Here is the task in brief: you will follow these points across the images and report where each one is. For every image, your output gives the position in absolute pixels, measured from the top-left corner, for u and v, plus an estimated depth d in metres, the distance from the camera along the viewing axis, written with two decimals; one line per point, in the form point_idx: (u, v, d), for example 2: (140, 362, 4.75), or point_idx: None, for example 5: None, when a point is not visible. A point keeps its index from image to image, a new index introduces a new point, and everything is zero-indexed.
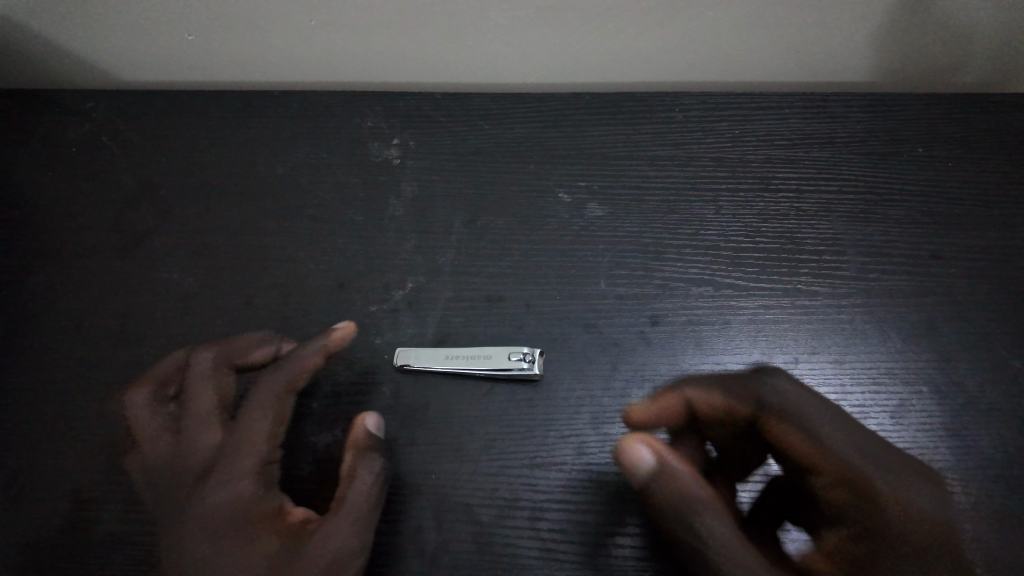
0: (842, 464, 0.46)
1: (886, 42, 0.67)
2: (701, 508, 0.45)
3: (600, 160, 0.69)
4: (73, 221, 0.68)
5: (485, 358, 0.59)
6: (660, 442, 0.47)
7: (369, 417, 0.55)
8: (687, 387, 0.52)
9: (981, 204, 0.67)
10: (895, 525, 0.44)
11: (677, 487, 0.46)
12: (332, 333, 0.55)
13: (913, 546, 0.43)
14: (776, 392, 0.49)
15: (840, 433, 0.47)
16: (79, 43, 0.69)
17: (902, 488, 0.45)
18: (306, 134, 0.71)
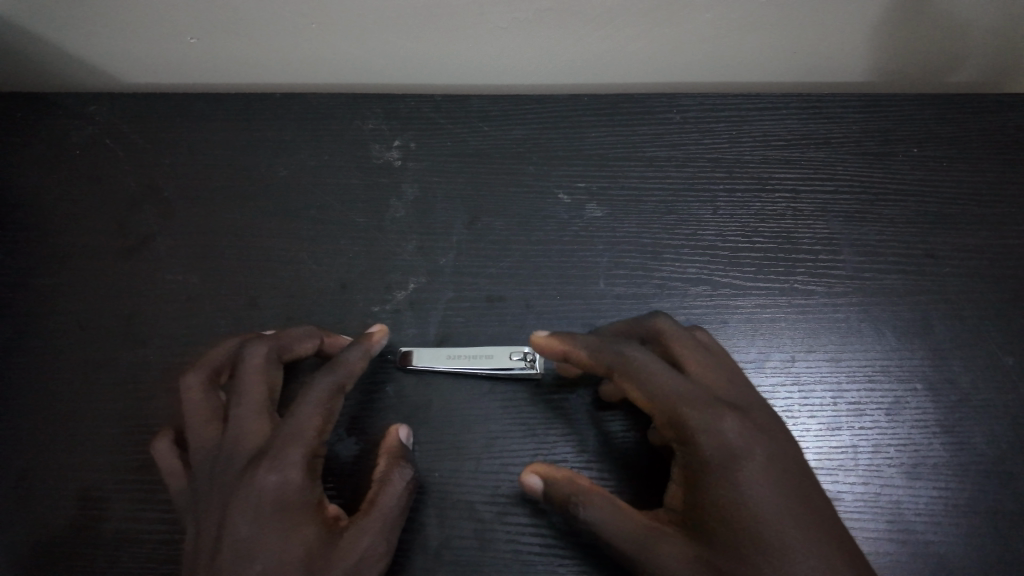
0: (663, 408, 0.48)
1: (881, 43, 0.67)
2: (575, 505, 0.48)
3: (599, 160, 0.70)
4: (77, 223, 0.68)
5: (486, 358, 0.59)
6: (540, 467, 0.53)
7: (402, 429, 0.55)
8: (571, 344, 0.54)
9: (975, 204, 0.68)
10: (711, 458, 0.46)
11: (557, 497, 0.50)
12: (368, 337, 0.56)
13: (728, 473, 0.45)
14: (621, 352, 0.51)
15: (659, 375, 0.49)
16: (82, 46, 0.69)
17: (712, 420, 0.47)
18: (308, 136, 0.71)
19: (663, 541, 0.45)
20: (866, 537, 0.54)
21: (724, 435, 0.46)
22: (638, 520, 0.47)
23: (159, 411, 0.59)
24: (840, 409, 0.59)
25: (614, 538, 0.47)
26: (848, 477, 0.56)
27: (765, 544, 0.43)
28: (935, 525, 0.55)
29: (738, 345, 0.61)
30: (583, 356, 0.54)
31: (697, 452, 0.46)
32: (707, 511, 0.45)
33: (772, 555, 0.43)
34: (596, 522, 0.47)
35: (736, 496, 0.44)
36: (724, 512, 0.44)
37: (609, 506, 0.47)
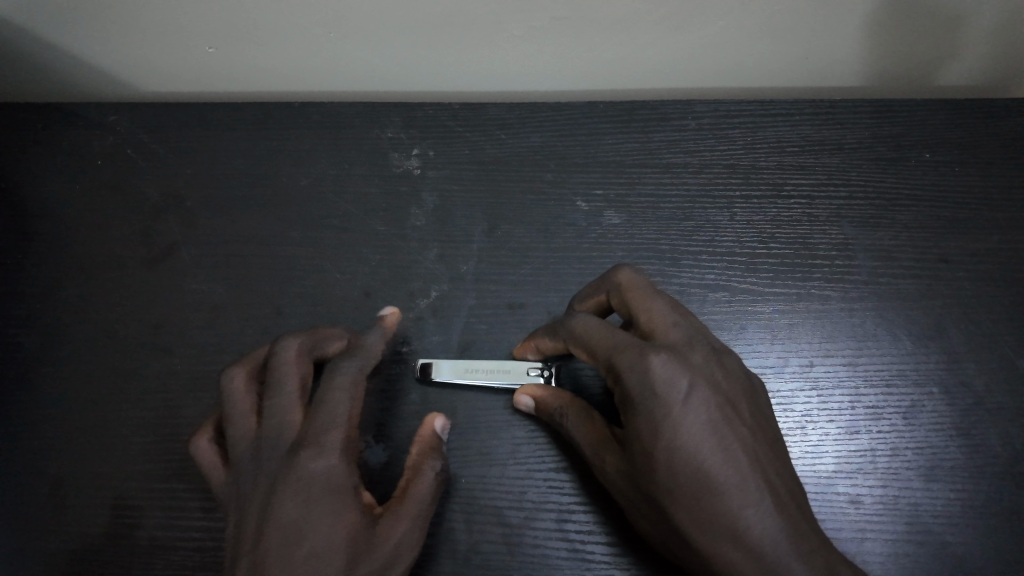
0: (599, 361, 0.51)
1: (894, 50, 0.68)
2: (556, 416, 0.55)
3: (616, 168, 0.71)
4: (102, 233, 0.69)
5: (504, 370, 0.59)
6: (532, 384, 0.58)
7: (438, 417, 0.57)
8: (537, 334, 0.59)
9: (986, 209, 0.69)
10: (631, 399, 0.47)
11: (546, 409, 0.56)
12: (383, 321, 0.60)
13: (645, 413, 0.46)
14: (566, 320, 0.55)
15: (594, 333, 0.51)
16: (102, 57, 0.69)
17: (637, 360, 0.47)
18: (327, 145, 0.72)
19: (610, 464, 0.51)
20: (885, 539, 0.55)
21: (641, 377, 0.47)
22: (598, 440, 0.52)
23: (189, 419, 0.60)
24: (858, 413, 0.60)
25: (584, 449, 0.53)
26: (867, 480, 0.57)
27: (674, 479, 0.45)
28: (953, 526, 0.56)
29: (757, 350, 0.62)
30: (546, 340, 0.58)
31: (622, 395, 0.48)
32: (630, 445, 0.48)
33: (684, 487, 0.45)
34: (572, 431, 0.54)
35: (649, 433, 0.46)
36: (641, 449, 0.47)
37: (582, 418, 0.53)
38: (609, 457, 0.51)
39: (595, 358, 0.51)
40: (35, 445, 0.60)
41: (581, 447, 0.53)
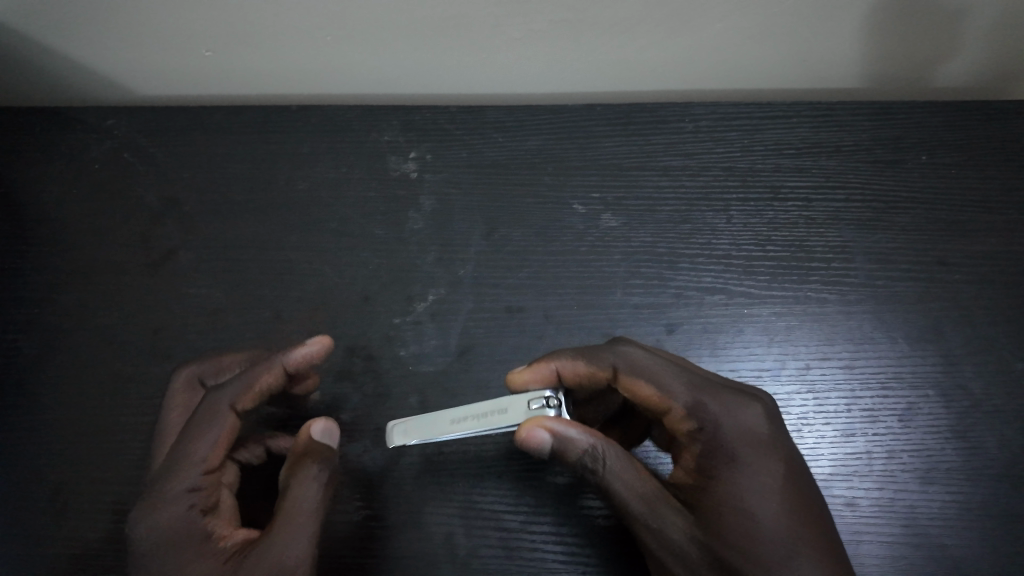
0: (677, 403, 0.51)
1: (893, 53, 0.68)
2: (587, 452, 0.50)
3: (614, 170, 0.71)
4: (101, 238, 0.70)
5: (504, 408, 0.51)
6: (551, 418, 0.50)
7: (316, 422, 0.52)
8: (556, 360, 0.55)
9: (984, 211, 0.69)
10: (723, 446, 0.49)
11: (566, 444, 0.50)
12: (300, 348, 0.54)
13: (744, 455, 0.49)
14: (619, 357, 0.54)
15: (673, 373, 0.53)
16: (100, 62, 0.69)
17: (734, 407, 0.51)
18: (325, 149, 0.72)
19: (671, 522, 0.48)
20: (882, 541, 0.56)
21: (736, 423, 0.50)
22: (646, 491, 0.49)
23: None
24: (854, 416, 0.60)
25: (624, 501, 0.49)
26: (864, 482, 0.58)
27: (770, 524, 0.47)
28: (950, 528, 0.56)
29: (754, 354, 0.63)
30: (582, 369, 0.54)
31: (710, 442, 0.50)
32: (718, 496, 0.48)
33: (772, 528, 0.47)
34: (609, 474, 0.49)
35: (749, 481, 0.48)
36: (740, 498, 0.48)
37: (619, 457, 0.49)
38: (672, 514, 0.48)
39: (669, 402, 0.51)
40: (36, 450, 0.60)
41: (619, 497, 0.49)
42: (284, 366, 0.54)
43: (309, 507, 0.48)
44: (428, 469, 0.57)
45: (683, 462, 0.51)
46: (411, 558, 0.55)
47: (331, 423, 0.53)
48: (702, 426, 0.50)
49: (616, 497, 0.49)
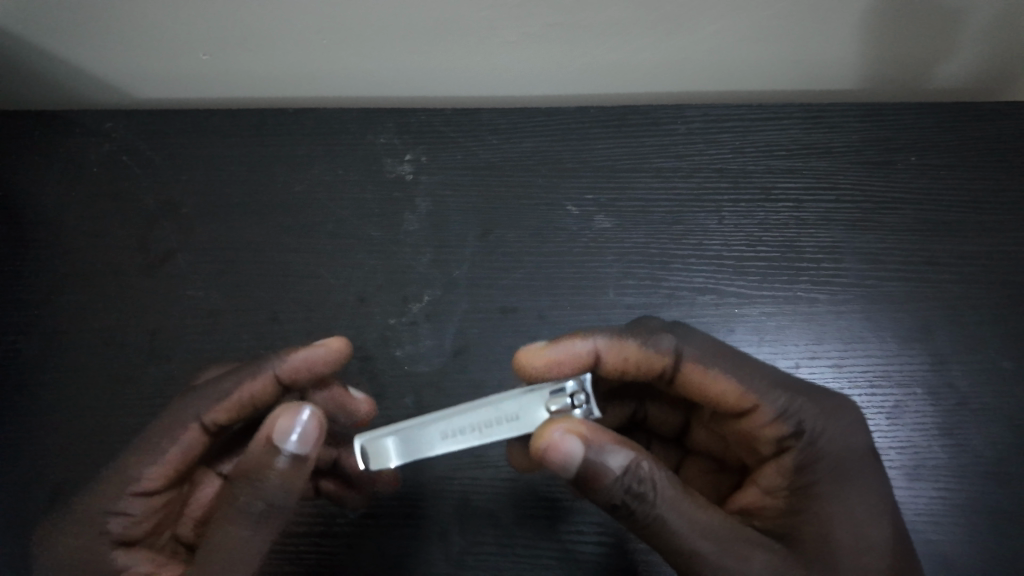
0: (766, 402, 0.49)
1: (886, 55, 0.68)
2: (630, 472, 0.42)
3: (607, 172, 0.72)
4: (99, 240, 0.70)
5: (513, 411, 0.39)
6: (587, 426, 0.41)
7: (273, 423, 0.43)
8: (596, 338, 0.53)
9: (972, 212, 0.70)
10: (823, 458, 0.46)
11: (602, 458, 0.41)
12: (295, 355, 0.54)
13: (842, 470, 0.46)
14: (694, 348, 0.52)
15: (762, 369, 0.50)
16: (99, 65, 0.70)
17: (832, 411, 0.48)
18: (321, 152, 0.73)
19: (755, 554, 0.41)
20: None
21: (839, 434, 0.47)
22: (703, 522, 0.41)
23: None
24: None
25: (682, 535, 0.41)
26: None
27: (871, 546, 0.44)
28: (936, 524, 0.57)
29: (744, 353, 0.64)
30: (643, 355, 0.52)
31: (808, 453, 0.47)
32: (823, 518, 0.44)
33: (874, 551, 0.44)
34: (657, 498, 0.41)
35: (853, 500, 0.45)
36: (846, 521, 0.44)
37: (660, 478, 0.42)
38: (758, 544, 0.42)
39: (757, 403, 0.49)
40: (36, 450, 0.61)
41: (673, 528, 0.41)
42: (278, 373, 0.54)
43: (233, 534, 0.42)
44: (424, 468, 0.58)
45: (773, 480, 0.48)
46: (407, 556, 0.56)
47: (297, 421, 0.43)
48: (795, 430, 0.48)
49: (666, 531, 0.41)
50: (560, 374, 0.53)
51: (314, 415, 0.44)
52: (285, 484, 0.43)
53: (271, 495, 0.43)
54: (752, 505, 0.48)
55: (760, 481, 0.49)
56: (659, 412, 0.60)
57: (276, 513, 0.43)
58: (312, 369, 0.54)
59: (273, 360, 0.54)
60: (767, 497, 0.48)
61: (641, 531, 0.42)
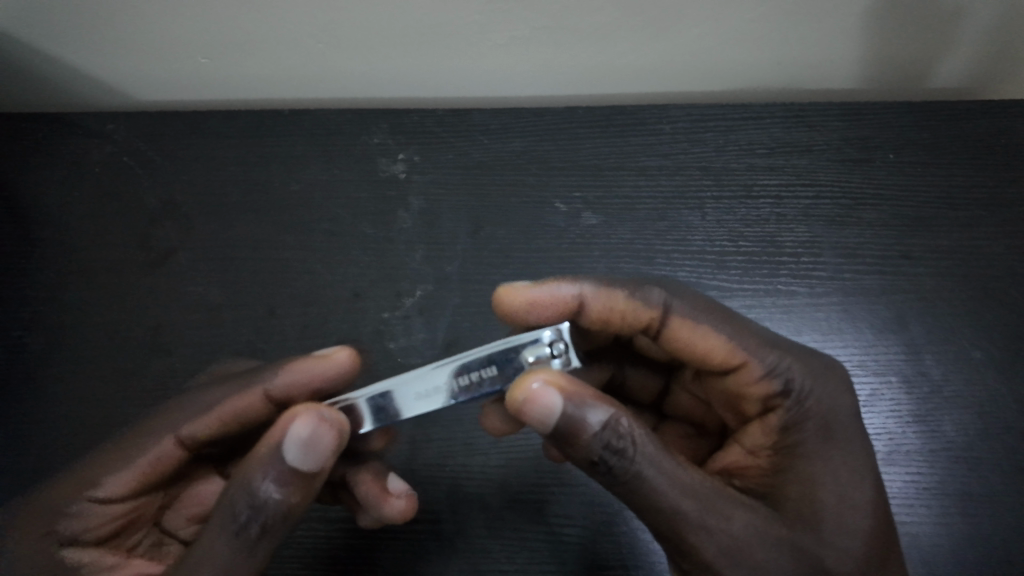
0: (755, 359, 0.47)
1: (864, 55, 0.71)
2: (607, 426, 0.40)
3: (594, 171, 0.74)
4: (102, 239, 0.73)
5: (494, 367, 0.40)
6: (563, 377, 0.41)
7: (294, 426, 0.40)
8: (581, 284, 0.50)
9: (947, 207, 0.73)
10: (810, 417, 0.45)
11: (580, 411, 0.40)
12: (295, 363, 0.50)
13: (830, 429, 0.44)
14: (684, 303, 0.50)
15: (755, 330, 0.49)
16: (101, 69, 0.72)
17: (824, 372, 0.46)
18: (317, 152, 0.75)
19: (737, 514, 0.40)
20: None
21: (827, 393, 0.45)
22: (684, 481, 0.40)
23: None
24: None
25: (660, 492, 0.39)
26: None
27: (857, 511, 0.42)
28: (909, 507, 0.59)
29: None
30: (634, 305, 0.50)
31: (794, 412, 0.45)
32: (806, 475, 0.43)
33: (860, 516, 0.42)
34: (637, 454, 0.39)
35: (839, 459, 0.43)
36: (832, 480, 0.42)
37: (641, 435, 0.40)
38: (738, 503, 0.41)
39: (746, 360, 0.47)
40: (43, 441, 0.63)
41: (652, 486, 0.39)
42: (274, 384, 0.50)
43: (218, 546, 0.39)
44: (417, 456, 0.61)
45: (758, 440, 0.47)
46: (401, 540, 0.58)
47: (316, 426, 0.40)
48: (783, 388, 0.46)
49: (644, 489, 0.39)
50: (542, 319, 0.50)
51: (337, 420, 0.41)
52: (286, 494, 0.40)
53: (265, 510, 0.39)
54: (735, 464, 0.48)
55: (744, 442, 0.48)
56: (636, 378, 0.61)
57: (267, 531, 0.40)
58: (310, 387, 0.50)
59: (268, 373, 0.51)
60: (751, 457, 0.47)
61: (618, 489, 0.40)
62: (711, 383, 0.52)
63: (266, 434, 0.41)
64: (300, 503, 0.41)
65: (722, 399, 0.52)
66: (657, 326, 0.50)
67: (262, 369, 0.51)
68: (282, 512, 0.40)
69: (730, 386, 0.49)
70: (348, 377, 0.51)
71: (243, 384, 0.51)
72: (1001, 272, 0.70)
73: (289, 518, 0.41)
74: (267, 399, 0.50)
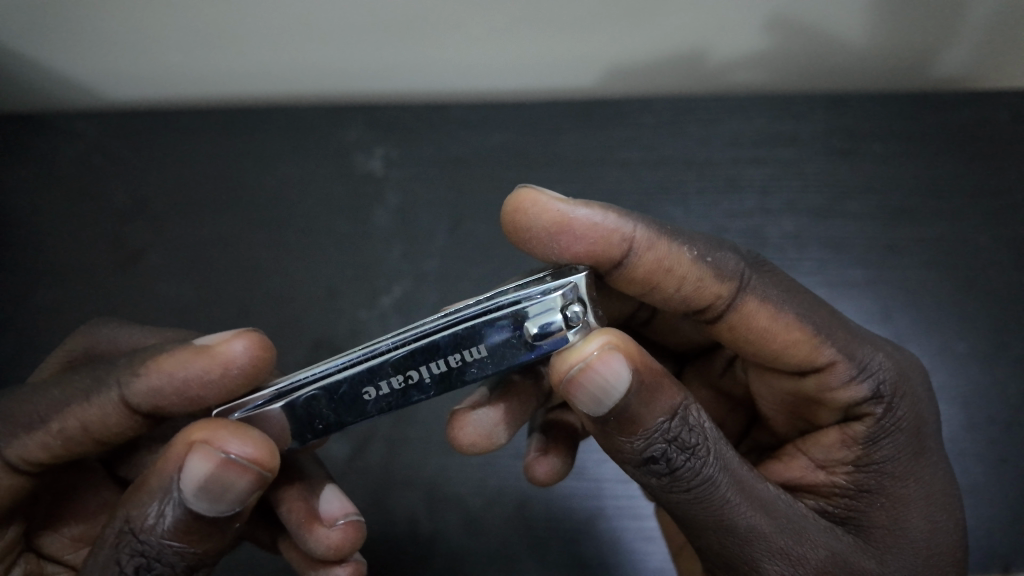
0: (846, 358, 0.42)
1: (844, 42, 0.70)
2: (674, 419, 0.36)
3: (575, 164, 0.73)
4: (72, 240, 0.71)
5: (484, 344, 0.35)
6: (634, 345, 0.35)
7: (190, 469, 0.34)
8: (636, 226, 0.42)
9: (933, 198, 0.72)
10: (900, 427, 0.42)
11: (647, 396, 0.35)
12: (164, 361, 0.40)
13: (913, 445, 0.42)
14: (762, 286, 0.44)
15: (844, 325, 0.44)
16: (70, 67, 0.71)
17: (908, 376, 0.44)
18: (293, 148, 0.74)
19: (816, 537, 0.38)
20: None
21: (913, 398, 0.43)
22: (758, 495, 0.38)
23: None
24: None
25: (732, 510, 0.37)
26: None
27: (931, 534, 0.41)
28: None
29: None
30: (701, 271, 0.43)
31: (883, 421, 0.42)
32: (896, 498, 0.41)
33: (936, 539, 0.41)
34: (706, 454, 0.36)
35: (926, 476, 0.42)
36: (920, 502, 0.41)
37: (712, 435, 0.37)
38: (818, 525, 0.39)
39: (834, 359, 0.42)
40: None
41: (721, 494, 0.37)
42: (138, 387, 0.40)
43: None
44: (396, 456, 0.60)
45: (835, 453, 0.43)
46: (379, 543, 0.57)
47: (222, 469, 0.34)
48: (873, 394, 0.42)
49: (713, 497, 0.37)
50: (568, 247, 0.41)
51: (250, 460, 0.34)
52: (181, 543, 0.34)
53: (161, 562, 0.34)
54: (804, 479, 0.44)
55: (813, 454, 0.44)
56: None
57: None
58: (188, 396, 0.40)
59: (119, 376, 0.40)
60: (822, 472, 0.43)
61: (681, 494, 0.37)
62: (773, 382, 0.47)
63: (158, 468, 0.34)
64: (200, 551, 0.35)
65: (784, 402, 0.48)
66: (723, 300, 0.43)
67: (112, 369, 0.41)
68: (183, 565, 0.35)
69: (806, 388, 0.44)
70: (239, 385, 0.40)
71: (85, 392, 0.40)
72: (988, 262, 0.69)
73: (197, 565, 0.35)
74: (126, 409, 0.40)
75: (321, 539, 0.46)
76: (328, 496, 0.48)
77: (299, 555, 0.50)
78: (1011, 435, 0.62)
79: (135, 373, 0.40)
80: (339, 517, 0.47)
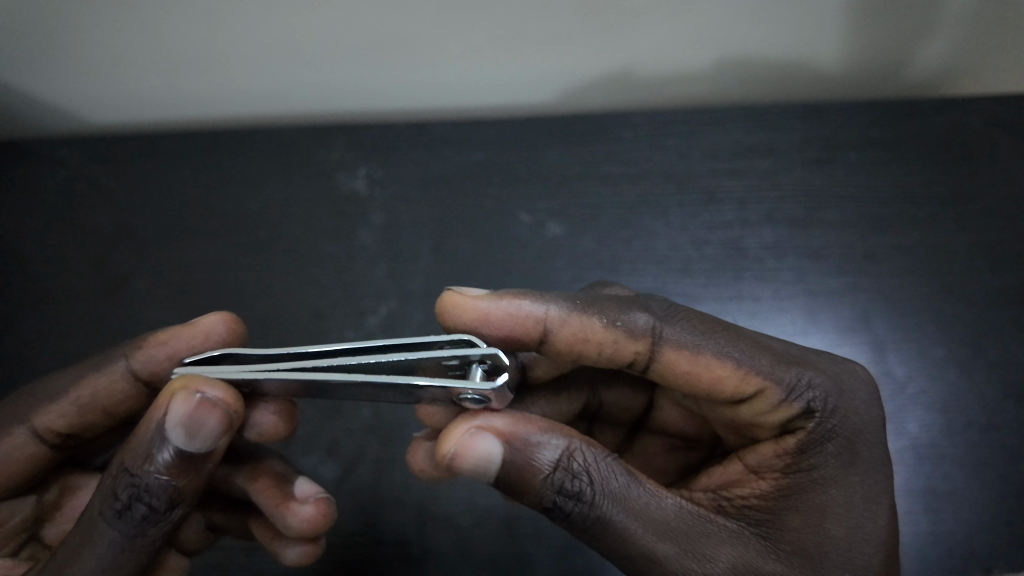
0: (774, 383, 0.42)
1: (816, 55, 0.71)
2: (559, 458, 0.39)
3: (557, 180, 0.73)
4: (56, 267, 0.71)
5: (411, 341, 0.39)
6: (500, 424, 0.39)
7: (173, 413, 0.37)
8: (548, 305, 0.44)
9: (908, 204, 0.73)
10: (831, 437, 0.42)
11: (526, 457, 0.39)
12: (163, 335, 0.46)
13: (844, 454, 0.42)
14: (676, 331, 0.44)
15: (765, 347, 0.44)
16: (49, 91, 0.71)
17: (841, 386, 0.43)
18: (277, 170, 0.74)
19: (719, 546, 0.40)
20: None
21: (848, 410, 0.42)
22: (654, 520, 0.39)
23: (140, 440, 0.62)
24: None
25: (631, 539, 0.39)
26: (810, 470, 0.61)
27: (852, 540, 0.40)
28: None
29: None
30: (614, 335, 0.45)
31: (816, 435, 0.42)
32: (814, 506, 0.41)
33: (856, 550, 0.40)
34: (594, 497, 0.39)
35: (857, 485, 0.41)
36: (841, 508, 0.41)
37: (597, 477, 0.39)
38: (723, 536, 0.40)
39: (762, 385, 0.42)
40: None
41: (616, 527, 0.39)
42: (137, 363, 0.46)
43: (102, 532, 0.38)
44: (384, 475, 0.60)
45: (768, 461, 0.43)
46: (369, 562, 0.58)
47: (197, 407, 0.37)
48: (805, 410, 0.42)
49: (609, 532, 0.39)
50: (491, 336, 0.45)
51: (221, 400, 0.38)
52: (167, 480, 0.38)
53: (148, 494, 0.38)
54: (737, 479, 0.44)
55: (748, 459, 0.44)
56: (616, 399, 0.56)
57: (152, 515, 0.39)
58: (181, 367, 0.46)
59: (126, 350, 0.47)
60: (753, 476, 0.43)
61: (581, 533, 0.40)
62: (720, 411, 0.47)
63: (146, 416, 0.39)
64: (183, 485, 0.39)
65: (731, 423, 0.48)
66: (644, 356, 0.45)
67: (120, 347, 0.47)
68: (165, 498, 0.39)
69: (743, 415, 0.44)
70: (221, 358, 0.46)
71: (99, 365, 0.47)
72: (963, 268, 0.70)
73: (179, 500, 0.39)
74: (129, 379, 0.47)
75: (295, 514, 0.50)
76: (300, 479, 0.52)
77: (265, 530, 0.54)
78: (988, 439, 0.63)
79: (138, 347, 0.47)
80: (311, 493, 0.51)
